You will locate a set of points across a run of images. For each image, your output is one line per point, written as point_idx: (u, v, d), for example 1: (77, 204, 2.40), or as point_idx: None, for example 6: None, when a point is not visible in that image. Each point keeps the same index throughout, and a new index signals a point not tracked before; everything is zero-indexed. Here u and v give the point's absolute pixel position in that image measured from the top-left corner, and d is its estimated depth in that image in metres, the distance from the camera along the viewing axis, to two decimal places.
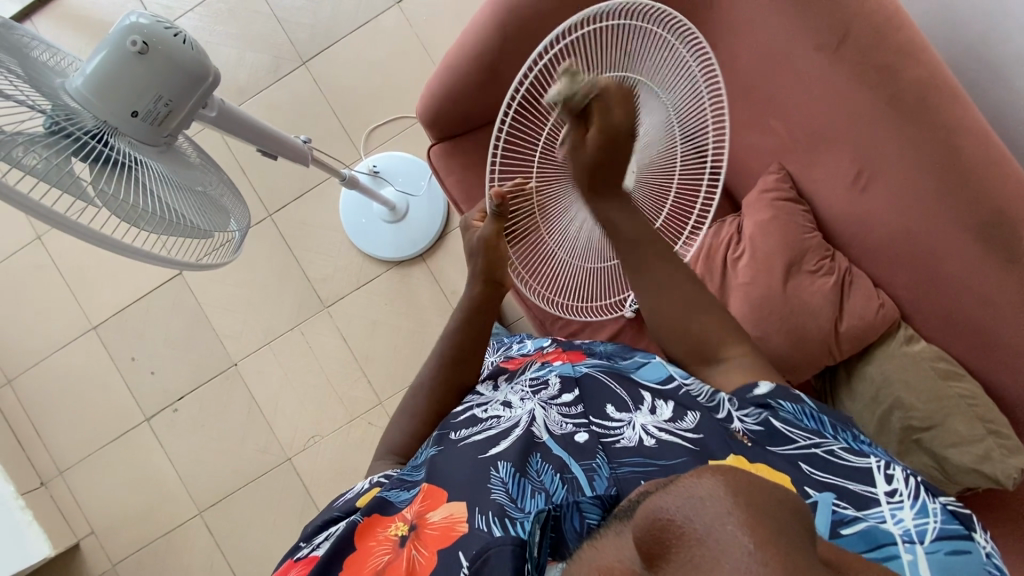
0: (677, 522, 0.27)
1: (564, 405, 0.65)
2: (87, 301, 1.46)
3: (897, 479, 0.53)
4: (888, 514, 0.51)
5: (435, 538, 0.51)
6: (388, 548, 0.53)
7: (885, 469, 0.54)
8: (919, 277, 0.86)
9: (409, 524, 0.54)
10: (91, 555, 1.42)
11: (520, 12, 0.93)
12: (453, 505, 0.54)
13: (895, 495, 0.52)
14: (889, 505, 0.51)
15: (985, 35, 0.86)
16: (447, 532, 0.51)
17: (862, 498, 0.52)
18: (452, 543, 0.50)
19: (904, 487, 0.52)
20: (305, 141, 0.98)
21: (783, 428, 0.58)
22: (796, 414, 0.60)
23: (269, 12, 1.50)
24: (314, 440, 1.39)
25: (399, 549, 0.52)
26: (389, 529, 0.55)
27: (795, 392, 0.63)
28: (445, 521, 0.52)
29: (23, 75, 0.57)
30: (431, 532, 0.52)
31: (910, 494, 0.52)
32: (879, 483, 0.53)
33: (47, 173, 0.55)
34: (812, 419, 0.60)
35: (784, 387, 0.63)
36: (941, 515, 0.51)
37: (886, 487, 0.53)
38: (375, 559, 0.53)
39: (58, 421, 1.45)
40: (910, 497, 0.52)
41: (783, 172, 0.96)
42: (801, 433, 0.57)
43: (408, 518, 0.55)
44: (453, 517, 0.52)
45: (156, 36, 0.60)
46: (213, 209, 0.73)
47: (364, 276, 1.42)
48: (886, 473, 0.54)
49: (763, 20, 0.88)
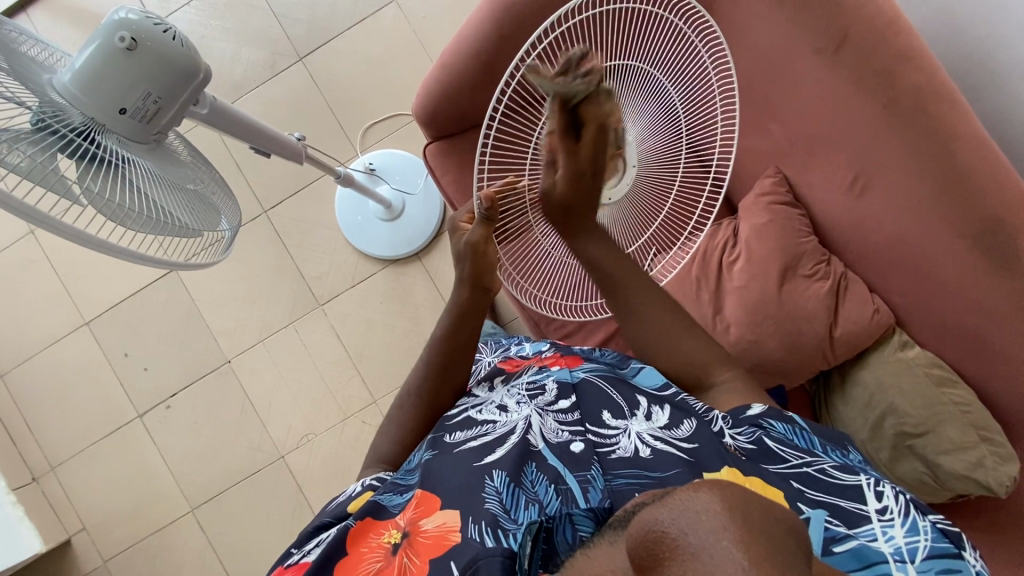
0: (670, 535, 0.27)
1: (560, 412, 0.64)
2: (81, 296, 1.45)
3: (887, 496, 0.52)
4: (879, 532, 0.50)
5: (428, 547, 0.50)
6: (381, 556, 0.53)
7: (875, 486, 0.53)
8: (914, 283, 0.86)
9: (403, 531, 0.54)
10: (83, 551, 1.41)
11: (517, 11, 0.92)
12: (448, 513, 0.53)
13: (886, 512, 0.51)
14: (880, 522, 0.50)
15: (984, 40, 0.85)
16: (440, 541, 0.51)
17: (852, 515, 0.51)
18: (446, 551, 0.49)
19: (893, 504, 0.52)
20: (299, 139, 0.98)
21: (775, 446, 0.58)
22: (786, 432, 0.60)
23: (266, 7, 1.49)
24: (308, 438, 1.38)
25: (391, 557, 0.52)
26: (383, 535, 0.55)
27: (787, 414, 0.63)
28: (438, 530, 0.52)
29: (8, 69, 0.56)
30: (423, 539, 0.51)
31: (900, 511, 0.51)
32: (869, 501, 0.52)
33: (31, 171, 0.54)
34: (803, 439, 0.60)
35: (776, 409, 0.63)
36: (931, 532, 0.49)
37: (876, 504, 0.52)
38: (368, 566, 0.52)
39: (51, 416, 1.44)
40: (899, 514, 0.51)
41: (779, 176, 0.95)
42: (793, 452, 0.57)
43: (402, 525, 0.55)
44: (445, 526, 0.52)
45: (145, 32, 0.59)
46: (201, 205, 0.72)
47: (360, 274, 1.41)
48: (876, 490, 0.53)
49: (762, 22, 0.87)
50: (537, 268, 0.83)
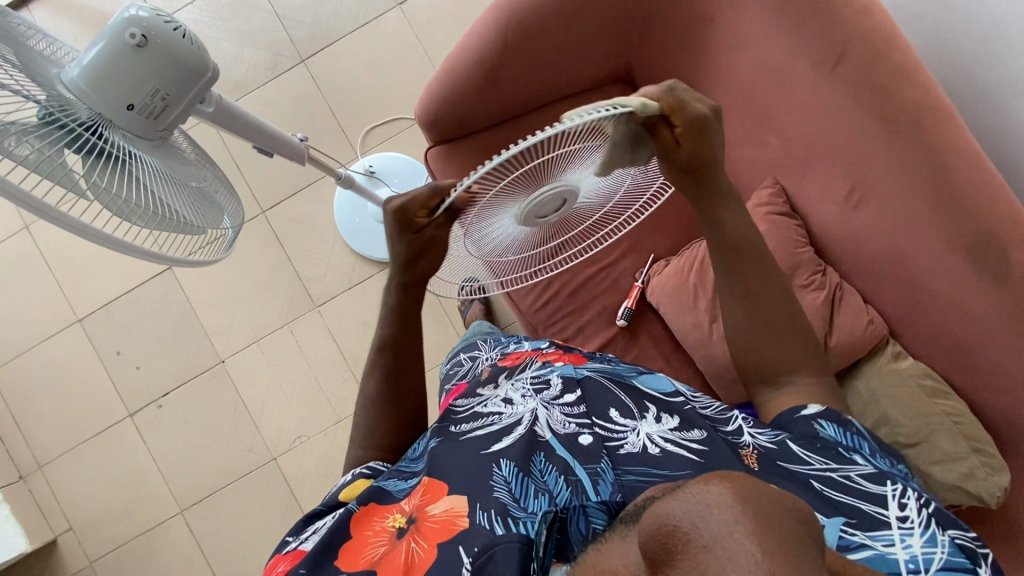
0: (682, 529, 0.27)
1: (566, 405, 0.65)
2: (74, 293, 1.44)
3: (909, 507, 0.53)
4: (896, 539, 0.50)
5: (435, 532, 0.52)
6: (385, 540, 0.54)
7: (899, 498, 0.54)
8: (906, 295, 0.88)
9: (408, 516, 0.55)
10: (68, 552, 1.39)
11: (523, 16, 0.92)
12: (455, 498, 0.55)
13: (907, 521, 0.52)
14: (899, 530, 0.51)
15: (979, 59, 0.87)
16: (448, 526, 0.52)
17: (872, 520, 0.52)
18: (453, 536, 0.51)
19: (915, 515, 0.52)
20: (302, 139, 0.97)
21: (801, 451, 0.60)
22: (836, 434, 0.63)
23: (269, 9, 1.49)
24: (300, 440, 1.38)
25: (397, 541, 0.53)
26: (387, 520, 0.57)
27: (845, 416, 0.66)
28: (446, 515, 0.53)
29: (18, 64, 0.56)
30: (431, 524, 0.53)
31: (921, 523, 0.52)
32: (891, 509, 0.53)
33: (39, 164, 0.54)
34: (850, 439, 0.63)
35: (833, 410, 0.66)
36: (948, 546, 0.50)
37: (898, 512, 0.53)
38: (372, 550, 0.54)
39: (40, 414, 1.43)
40: (920, 524, 0.51)
41: (777, 186, 0.97)
42: (820, 457, 0.59)
43: (407, 510, 0.56)
44: (453, 511, 0.53)
45: (155, 29, 0.59)
46: (207, 205, 0.73)
47: (357, 276, 1.41)
48: (900, 501, 0.53)
49: (763, 35, 0.88)
50: (445, 261, 0.84)
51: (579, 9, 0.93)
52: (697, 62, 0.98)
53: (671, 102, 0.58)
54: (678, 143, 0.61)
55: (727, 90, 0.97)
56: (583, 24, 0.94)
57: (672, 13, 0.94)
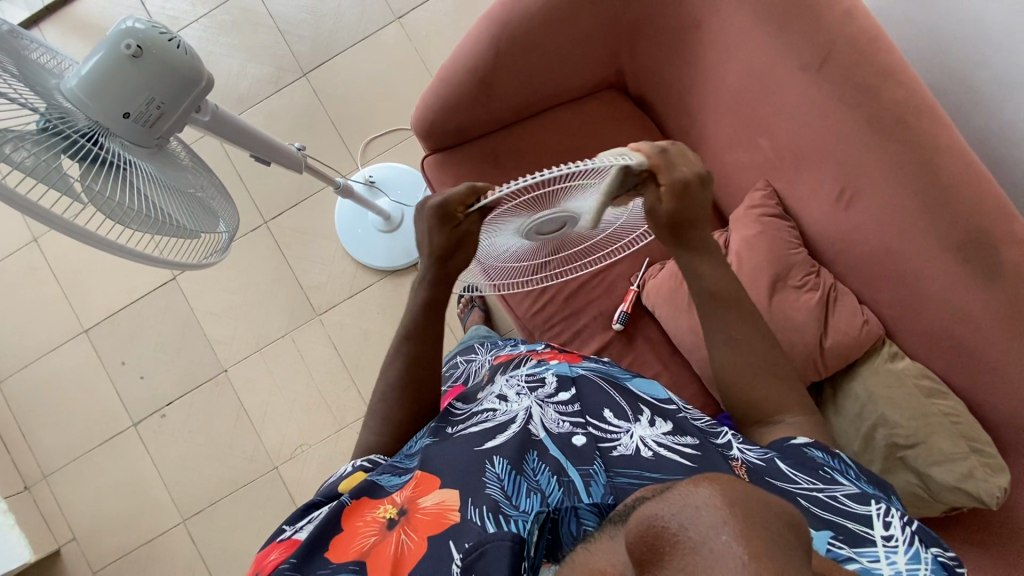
0: (671, 530, 0.26)
1: (560, 404, 0.65)
2: (81, 304, 1.46)
3: (894, 526, 0.53)
4: (882, 555, 0.50)
5: (426, 524, 0.52)
6: (374, 530, 0.54)
7: (884, 516, 0.54)
8: (900, 296, 0.87)
9: (399, 507, 0.55)
10: (73, 562, 1.40)
11: (512, 25, 0.93)
12: (447, 491, 0.55)
13: (891, 540, 0.52)
14: (885, 548, 0.51)
15: (965, 58, 0.88)
16: (438, 519, 0.52)
17: (857, 537, 0.52)
18: (442, 531, 0.51)
19: (899, 533, 0.52)
20: (299, 148, 0.99)
21: (788, 470, 0.59)
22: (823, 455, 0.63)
23: (271, 24, 1.52)
24: (300, 449, 1.38)
25: (386, 532, 0.54)
26: (377, 510, 0.57)
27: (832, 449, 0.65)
28: (437, 507, 0.53)
29: (18, 74, 0.58)
30: (422, 516, 0.53)
31: (906, 540, 0.51)
32: (876, 528, 0.53)
33: (35, 169, 0.56)
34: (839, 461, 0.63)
35: (820, 442, 0.66)
36: (932, 564, 0.50)
37: (883, 531, 0.52)
38: (363, 540, 0.54)
39: (45, 425, 1.44)
40: (904, 542, 0.51)
41: (769, 188, 0.98)
42: (807, 477, 0.59)
43: (398, 502, 0.56)
44: (445, 505, 0.53)
45: (150, 41, 0.61)
46: (202, 211, 0.74)
47: (358, 284, 1.43)
48: (884, 520, 0.53)
49: (749, 40, 0.89)
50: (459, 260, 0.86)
51: (568, 16, 0.94)
52: (688, 67, 0.99)
53: (659, 162, 0.62)
54: (662, 201, 0.65)
55: (715, 94, 0.98)
56: (573, 32, 0.96)
57: (662, 19, 0.96)
